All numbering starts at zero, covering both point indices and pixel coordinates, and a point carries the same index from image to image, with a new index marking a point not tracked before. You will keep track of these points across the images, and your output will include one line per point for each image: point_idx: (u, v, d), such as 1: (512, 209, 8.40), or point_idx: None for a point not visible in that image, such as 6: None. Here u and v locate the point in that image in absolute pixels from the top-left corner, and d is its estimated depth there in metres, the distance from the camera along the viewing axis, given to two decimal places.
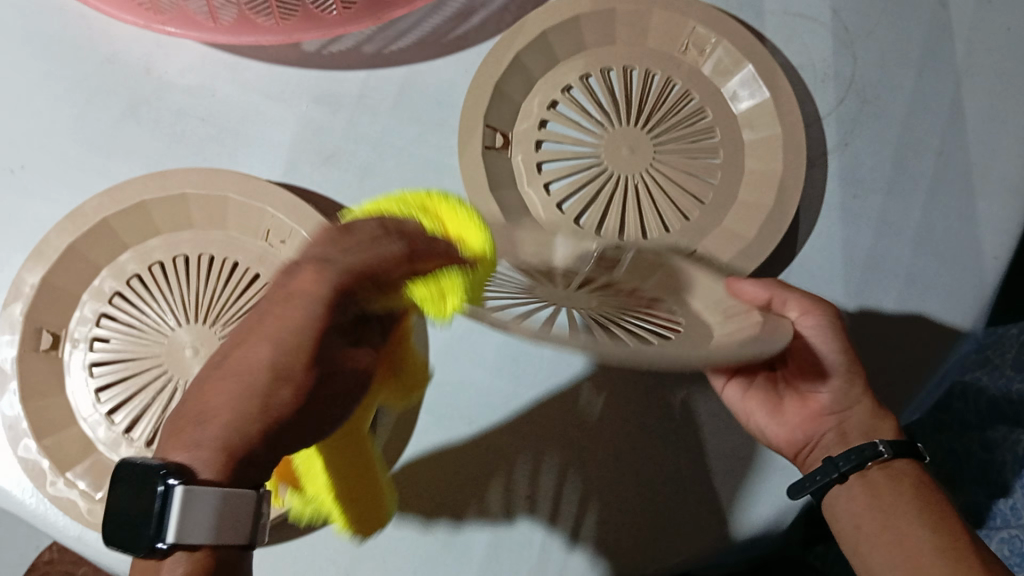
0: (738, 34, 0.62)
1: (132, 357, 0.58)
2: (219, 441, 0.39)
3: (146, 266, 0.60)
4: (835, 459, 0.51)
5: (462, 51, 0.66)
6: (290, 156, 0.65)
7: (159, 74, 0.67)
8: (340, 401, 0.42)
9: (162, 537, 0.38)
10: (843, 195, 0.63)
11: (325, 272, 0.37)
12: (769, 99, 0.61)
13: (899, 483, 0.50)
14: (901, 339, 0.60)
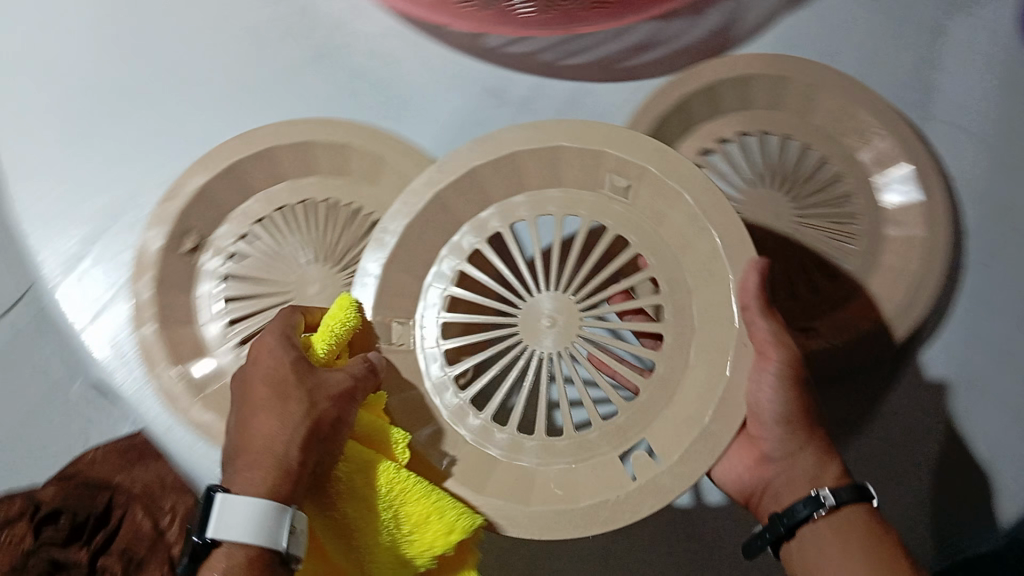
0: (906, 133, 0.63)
1: (261, 277, 0.60)
2: (263, 459, 0.41)
3: (299, 200, 0.62)
4: (781, 514, 0.48)
5: (634, 79, 0.67)
6: (450, 134, 0.66)
7: (350, 31, 0.68)
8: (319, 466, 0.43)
9: (202, 532, 0.40)
10: (968, 315, 0.64)
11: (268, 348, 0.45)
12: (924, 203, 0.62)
13: (847, 535, 0.46)
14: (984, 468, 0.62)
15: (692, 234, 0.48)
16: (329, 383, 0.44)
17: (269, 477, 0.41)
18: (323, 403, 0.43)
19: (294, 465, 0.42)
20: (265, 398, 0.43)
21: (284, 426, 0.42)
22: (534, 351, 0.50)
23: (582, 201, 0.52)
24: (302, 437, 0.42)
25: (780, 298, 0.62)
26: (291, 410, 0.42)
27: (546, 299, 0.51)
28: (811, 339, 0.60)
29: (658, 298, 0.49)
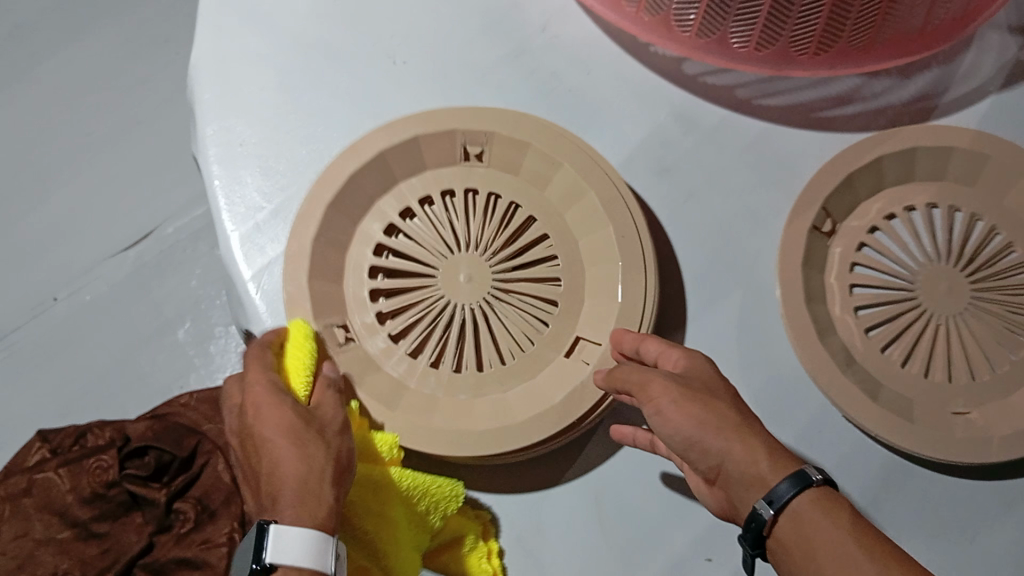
0: None
1: (414, 263, 0.63)
2: (304, 493, 0.46)
3: (463, 186, 0.64)
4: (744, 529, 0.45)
5: (829, 131, 0.66)
6: (633, 152, 0.66)
7: (553, 35, 0.68)
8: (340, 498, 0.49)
9: (260, 560, 0.44)
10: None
11: (266, 404, 0.49)
12: None
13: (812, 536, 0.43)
14: None
15: (580, 199, 0.62)
16: (329, 421, 0.50)
17: (311, 518, 0.46)
18: (336, 441, 0.49)
19: (328, 499, 0.47)
20: (287, 445, 0.47)
21: (321, 463, 0.48)
22: (450, 300, 0.61)
23: (446, 174, 0.65)
24: (329, 475, 0.47)
25: (941, 376, 0.61)
26: (314, 450, 0.48)
27: (472, 262, 0.62)
28: (965, 426, 0.59)
29: (485, 220, 0.64)
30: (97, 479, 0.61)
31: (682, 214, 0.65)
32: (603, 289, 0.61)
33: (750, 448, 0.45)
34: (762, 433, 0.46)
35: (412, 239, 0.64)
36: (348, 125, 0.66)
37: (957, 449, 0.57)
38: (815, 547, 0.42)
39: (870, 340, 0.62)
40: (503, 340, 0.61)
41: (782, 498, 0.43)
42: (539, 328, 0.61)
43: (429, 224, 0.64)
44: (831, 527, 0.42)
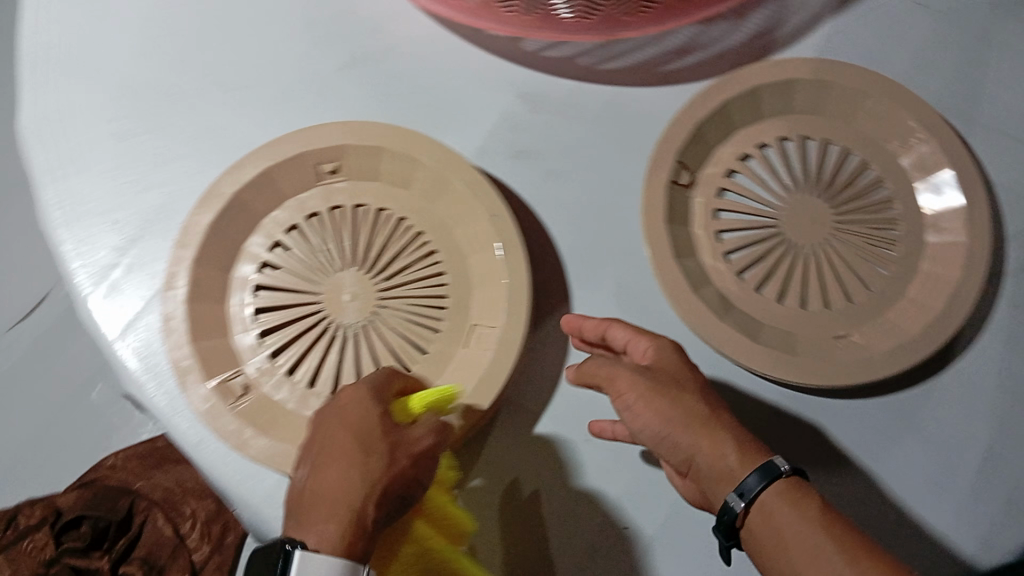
0: (947, 136, 0.62)
1: (294, 292, 0.60)
2: (346, 509, 0.44)
3: (329, 207, 0.62)
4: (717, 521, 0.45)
5: (676, 83, 0.66)
6: (488, 140, 0.66)
7: (387, 34, 0.67)
8: (385, 519, 0.47)
9: None
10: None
11: (360, 402, 0.48)
12: (964, 206, 0.61)
13: (780, 529, 0.42)
14: None
15: (447, 191, 0.61)
16: (414, 441, 0.48)
17: (343, 531, 0.43)
18: (404, 460, 0.47)
19: (365, 518, 0.44)
20: (353, 446, 0.46)
21: (373, 481, 0.45)
22: (338, 322, 0.59)
23: (308, 197, 0.62)
24: (375, 495, 0.45)
25: (817, 305, 0.61)
26: (373, 467, 0.46)
27: (355, 276, 0.60)
28: (846, 349, 0.60)
29: (359, 234, 0.61)
30: (36, 559, 0.70)
31: (547, 192, 0.64)
32: (489, 274, 0.59)
33: (715, 441, 0.44)
34: (728, 426, 0.46)
35: (288, 269, 0.60)
36: (195, 162, 0.64)
37: (842, 370, 0.57)
38: (784, 538, 0.41)
39: (745, 283, 0.62)
40: (407, 347, 0.58)
41: (751, 492, 0.42)
42: (435, 328, 0.59)
43: (303, 252, 0.61)
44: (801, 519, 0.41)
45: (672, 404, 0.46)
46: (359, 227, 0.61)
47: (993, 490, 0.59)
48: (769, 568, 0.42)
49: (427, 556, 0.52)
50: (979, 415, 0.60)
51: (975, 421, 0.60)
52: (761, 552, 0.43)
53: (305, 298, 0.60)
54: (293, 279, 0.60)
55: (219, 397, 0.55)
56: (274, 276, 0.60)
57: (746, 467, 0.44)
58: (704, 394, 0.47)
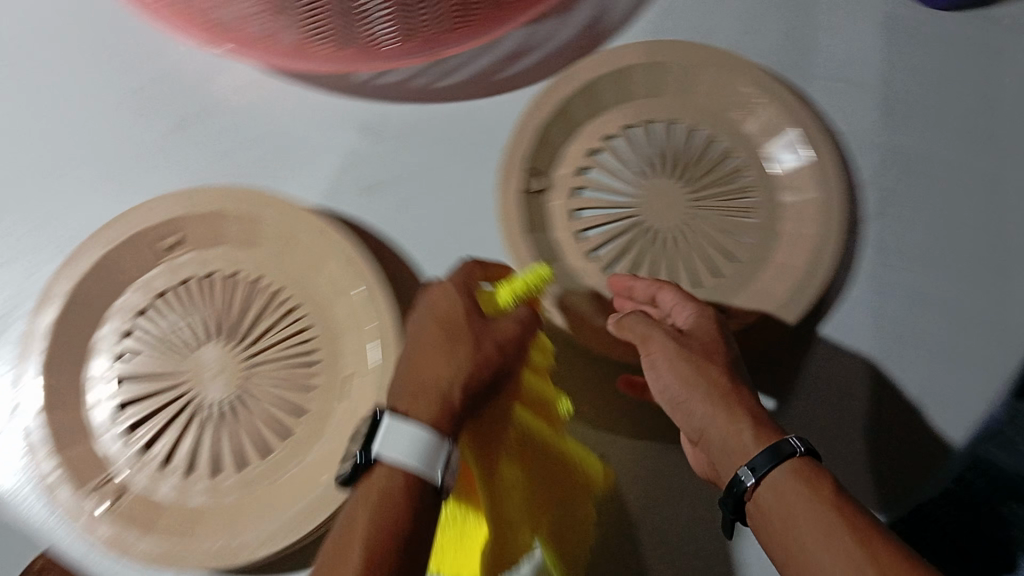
0: (784, 96, 0.62)
1: (157, 377, 0.58)
2: (437, 390, 0.47)
3: (177, 281, 0.60)
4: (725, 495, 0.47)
5: (514, 89, 0.65)
6: (335, 181, 0.64)
7: (213, 87, 0.65)
8: (480, 399, 0.49)
9: (366, 454, 0.45)
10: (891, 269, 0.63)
11: (451, 295, 0.52)
12: (815, 157, 0.61)
13: (789, 506, 0.43)
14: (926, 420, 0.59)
15: (294, 244, 0.59)
16: (503, 331, 0.51)
17: (433, 408, 0.46)
18: (491, 348, 0.49)
19: (453, 402, 0.47)
20: (444, 334, 0.50)
21: (464, 365, 0.48)
22: (206, 400, 0.57)
23: (155, 275, 0.60)
24: (465, 374, 0.48)
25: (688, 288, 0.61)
26: (458, 356, 0.49)
27: (216, 350, 0.58)
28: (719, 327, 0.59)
29: (214, 303, 0.59)
30: None
31: (404, 222, 0.63)
32: (351, 322, 0.58)
33: (734, 414, 0.47)
34: (748, 401, 0.48)
35: (146, 356, 0.58)
36: (31, 256, 0.63)
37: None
38: (794, 515, 0.43)
39: (615, 277, 0.62)
40: (284, 410, 0.57)
41: (762, 471, 0.44)
42: (308, 386, 0.58)
43: (160, 334, 0.59)
44: (809, 498, 0.43)
45: (698, 374, 0.48)
46: (213, 297, 0.59)
47: (886, 436, 0.59)
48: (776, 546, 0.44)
49: (526, 436, 0.52)
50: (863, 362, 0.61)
51: (859, 371, 0.61)
52: (766, 530, 0.44)
53: (168, 382, 0.58)
54: (153, 365, 0.58)
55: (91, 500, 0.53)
56: (132, 366, 0.58)
57: (761, 443, 0.46)
58: (730, 369, 0.49)
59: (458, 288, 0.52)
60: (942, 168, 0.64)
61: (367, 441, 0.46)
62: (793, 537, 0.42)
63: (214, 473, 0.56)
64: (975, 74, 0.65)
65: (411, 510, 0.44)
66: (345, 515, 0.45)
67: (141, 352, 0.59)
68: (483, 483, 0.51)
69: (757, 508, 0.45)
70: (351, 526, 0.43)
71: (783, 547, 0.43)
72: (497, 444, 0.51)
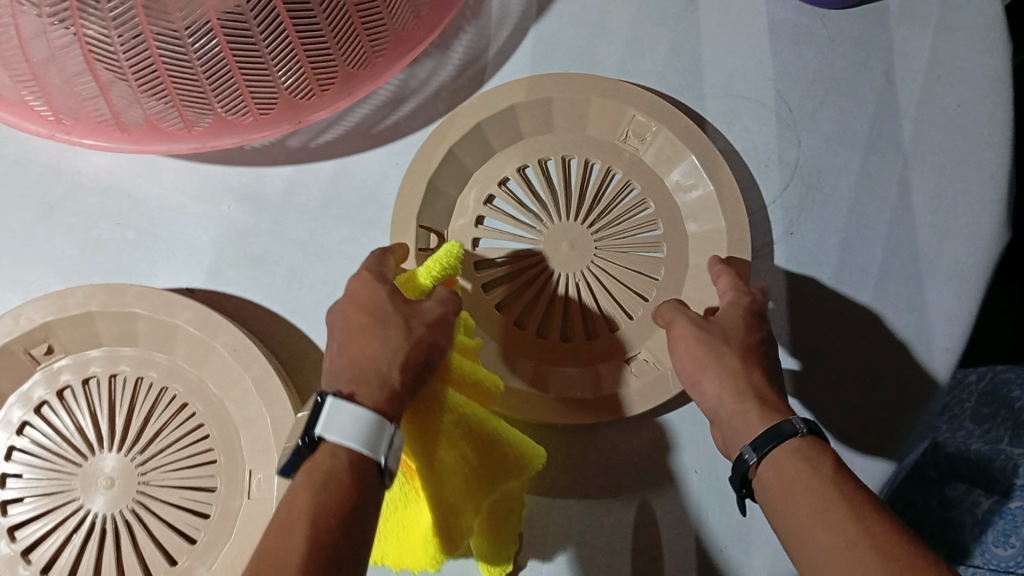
0: (679, 123, 0.59)
1: (47, 494, 0.54)
2: (380, 373, 0.44)
3: (56, 391, 0.56)
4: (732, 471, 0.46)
5: (396, 140, 0.63)
6: (215, 258, 0.61)
7: (73, 174, 0.63)
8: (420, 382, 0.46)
9: (307, 435, 0.42)
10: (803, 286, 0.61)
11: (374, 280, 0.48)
12: (713, 191, 0.59)
13: (788, 481, 0.42)
14: (850, 443, 0.59)
15: (176, 336, 0.56)
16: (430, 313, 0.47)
17: (372, 394, 0.43)
18: (419, 328, 0.46)
19: (393, 381, 0.44)
20: (377, 318, 0.46)
21: (396, 349, 0.45)
22: (103, 512, 0.54)
23: (30, 388, 0.56)
24: (400, 360, 0.44)
25: (603, 331, 0.60)
26: (393, 337, 0.45)
27: (107, 459, 0.55)
28: (639, 372, 0.58)
29: (99, 410, 0.56)
30: None
31: (293, 295, 0.61)
32: (246, 416, 0.55)
33: (738, 397, 0.46)
34: (758, 380, 0.47)
35: (33, 474, 0.55)
36: None
37: (639, 396, 0.56)
38: (792, 488, 0.42)
39: (525, 330, 0.61)
40: (188, 513, 0.54)
41: (764, 446, 0.43)
42: (211, 484, 0.55)
43: (45, 450, 0.55)
44: (806, 474, 0.42)
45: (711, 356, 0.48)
46: (98, 403, 0.56)
47: None
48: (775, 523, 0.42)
49: (467, 420, 0.48)
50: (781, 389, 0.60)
51: None
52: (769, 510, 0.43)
53: (61, 499, 0.54)
54: (42, 483, 0.55)
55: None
56: (20, 489, 0.55)
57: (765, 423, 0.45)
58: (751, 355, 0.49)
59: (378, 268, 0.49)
60: (846, 174, 0.62)
61: (307, 424, 0.42)
62: (791, 517, 0.41)
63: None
64: (871, 74, 0.63)
65: (358, 480, 0.40)
66: (281, 500, 0.40)
67: (27, 471, 0.55)
68: (423, 470, 0.47)
69: (760, 485, 0.44)
70: (285, 507, 0.39)
71: (784, 529, 0.42)
72: (433, 427, 0.47)
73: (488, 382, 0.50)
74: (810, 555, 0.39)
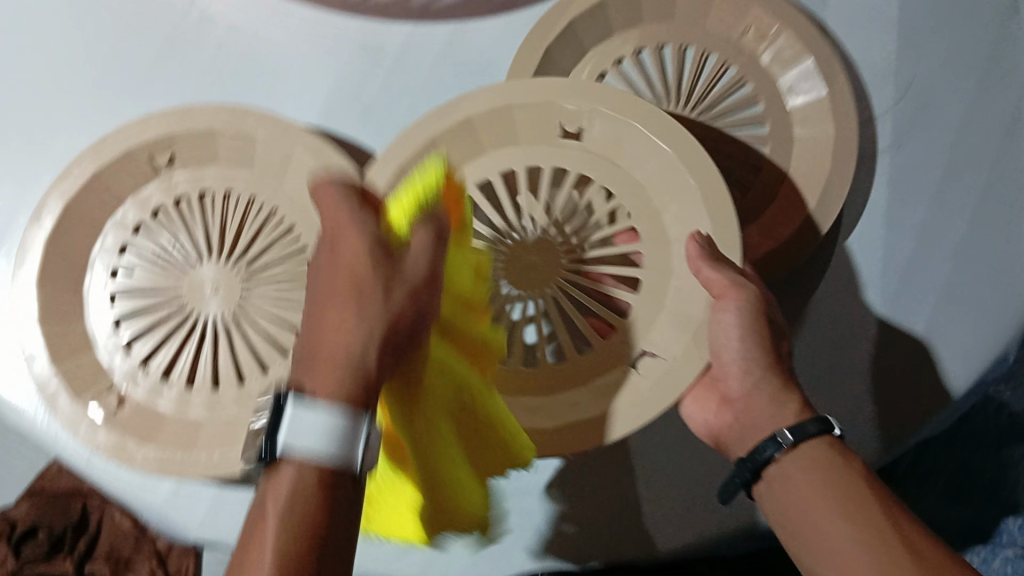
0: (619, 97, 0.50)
1: (154, 291, 0.58)
2: (342, 360, 0.40)
3: (172, 199, 0.58)
4: (747, 459, 0.50)
5: (515, 11, 0.63)
6: (330, 101, 0.63)
7: (202, 7, 0.65)
8: (394, 354, 0.42)
9: (270, 447, 0.38)
10: (866, 246, 0.62)
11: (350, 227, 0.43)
12: (670, 154, 0.49)
13: (810, 468, 0.48)
14: (916, 363, 0.60)
15: (292, 164, 0.57)
16: (406, 270, 0.42)
17: (335, 384, 0.39)
18: (401, 297, 0.42)
19: (369, 370, 0.40)
20: (354, 283, 0.42)
21: (365, 328, 0.41)
22: (208, 314, 0.57)
23: (148, 193, 0.58)
24: (375, 347, 0.41)
25: (596, 338, 0.52)
26: (370, 316, 0.41)
27: (212, 268, 0.58)
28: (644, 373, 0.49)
29: (211, 222, 0.58)
30: None
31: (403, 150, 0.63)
32: None
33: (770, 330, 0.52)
34: None
35: (144, 271, 0.58)
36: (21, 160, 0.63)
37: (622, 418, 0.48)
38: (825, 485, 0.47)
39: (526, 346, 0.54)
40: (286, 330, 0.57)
41: (805, 432, 0.49)
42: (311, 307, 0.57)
43: (158, 252, 0.58)
44: (823, 473, 0.47)
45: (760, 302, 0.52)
46: (211, 216, 0.58)
47: (879, 379, 0.60)
48: (790, 503, 0.48)
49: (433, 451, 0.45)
50: (839, 346, 0.61)
51: (852, 309, 0.61)
52: (783, 512, 0.48)
53: (172, 299, 0.58)
54: (154, 280, 0.58)
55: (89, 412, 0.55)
56: (132, 285, 0.58)
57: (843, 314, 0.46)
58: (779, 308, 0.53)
59: (351, 213, 0.43)
60: (944, 131, 0.62)
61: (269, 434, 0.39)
62: (798, 502, 0.47)
63: (215, 389, 0.57)
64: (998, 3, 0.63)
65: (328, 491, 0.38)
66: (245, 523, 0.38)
67: (140, 269, 0.58)
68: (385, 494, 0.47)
69: (779, 478, 0.49)
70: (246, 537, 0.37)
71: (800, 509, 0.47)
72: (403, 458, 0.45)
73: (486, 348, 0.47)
74: (823, 530, 0.46)
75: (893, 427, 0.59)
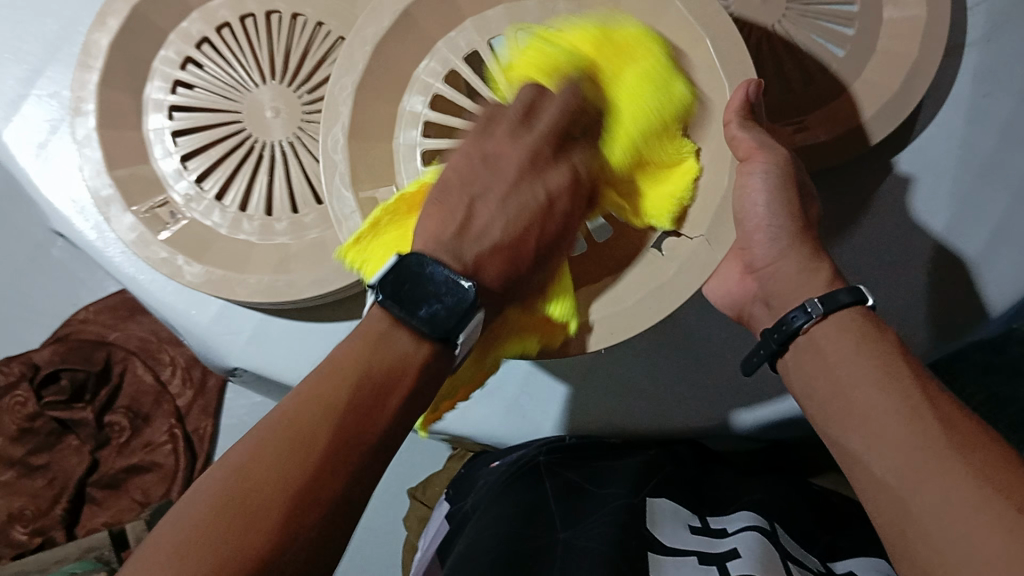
0: None
1: (212, 108, 0.56)
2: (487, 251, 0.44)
3: (239, 16, 0.56)
4: (775, 328, 0.43)
5: None
6: None
7: None
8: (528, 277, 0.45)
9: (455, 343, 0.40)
10: (933, 145, 0.57)
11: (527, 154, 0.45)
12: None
13: (838, 341, 0.40)
14: (974, 262, 0.56)
15: None
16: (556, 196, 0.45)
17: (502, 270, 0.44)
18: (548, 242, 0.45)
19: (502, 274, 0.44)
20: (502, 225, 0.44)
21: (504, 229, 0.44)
22: (267, 141, 0.56)
23: (217, 6, 0.56)
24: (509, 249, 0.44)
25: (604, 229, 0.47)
26: (526, 192, 0.45)
27: (270, 90, 0.55)
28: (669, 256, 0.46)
29: (276, 43, 0.56)
30: (18, 414, 0.84)
31: None
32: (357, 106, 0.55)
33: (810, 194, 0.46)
34: None
35: (208, 90, 0.57)
36: None
37: (642, 302, 0.45)
38: (846, 360, 0.40)
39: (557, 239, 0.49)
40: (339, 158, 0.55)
41: (836, 304, 0.41)
42: None
43: (221, 71, 0.57)
44: (857, 341, 0.40)
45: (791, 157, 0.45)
46: (277, 36, 0.56)
47: (934, 280, 0.57)
48: (823, 380, 0.41)
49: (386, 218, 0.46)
50: (897, 238, 0.57)
51: (919, 204, 0.57)
52: (806, 376, 0.42)
53: (232, 120, 0.56)
54: (216, 99, 0.56)
55: (147, 225, 0.54)
56: (193, 101, 0.57)
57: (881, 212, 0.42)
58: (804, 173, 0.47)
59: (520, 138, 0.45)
60: None
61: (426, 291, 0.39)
62: (826, 374, 0.40)
63: (267, 215, 0.56)
64: None
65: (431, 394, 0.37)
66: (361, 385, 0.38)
67: (204, 86, 0.57)
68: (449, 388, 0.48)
69: (809, 349, 0.42)
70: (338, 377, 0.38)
71: (828, 395, 0.40)
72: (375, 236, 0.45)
73: (637, 52, 0.42)
74: (858, 427, 0.38)
75: (937, 329, 0.57)
